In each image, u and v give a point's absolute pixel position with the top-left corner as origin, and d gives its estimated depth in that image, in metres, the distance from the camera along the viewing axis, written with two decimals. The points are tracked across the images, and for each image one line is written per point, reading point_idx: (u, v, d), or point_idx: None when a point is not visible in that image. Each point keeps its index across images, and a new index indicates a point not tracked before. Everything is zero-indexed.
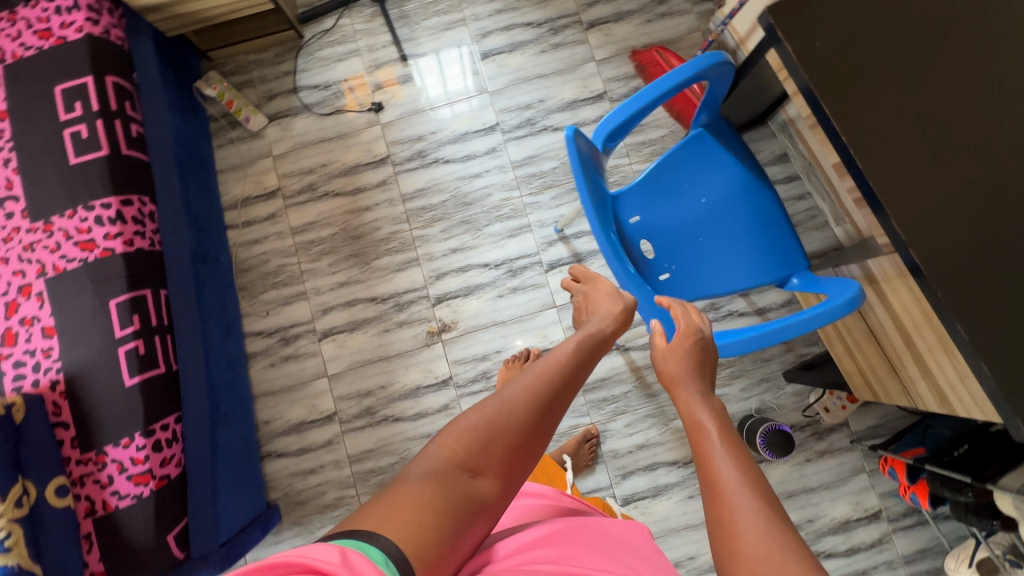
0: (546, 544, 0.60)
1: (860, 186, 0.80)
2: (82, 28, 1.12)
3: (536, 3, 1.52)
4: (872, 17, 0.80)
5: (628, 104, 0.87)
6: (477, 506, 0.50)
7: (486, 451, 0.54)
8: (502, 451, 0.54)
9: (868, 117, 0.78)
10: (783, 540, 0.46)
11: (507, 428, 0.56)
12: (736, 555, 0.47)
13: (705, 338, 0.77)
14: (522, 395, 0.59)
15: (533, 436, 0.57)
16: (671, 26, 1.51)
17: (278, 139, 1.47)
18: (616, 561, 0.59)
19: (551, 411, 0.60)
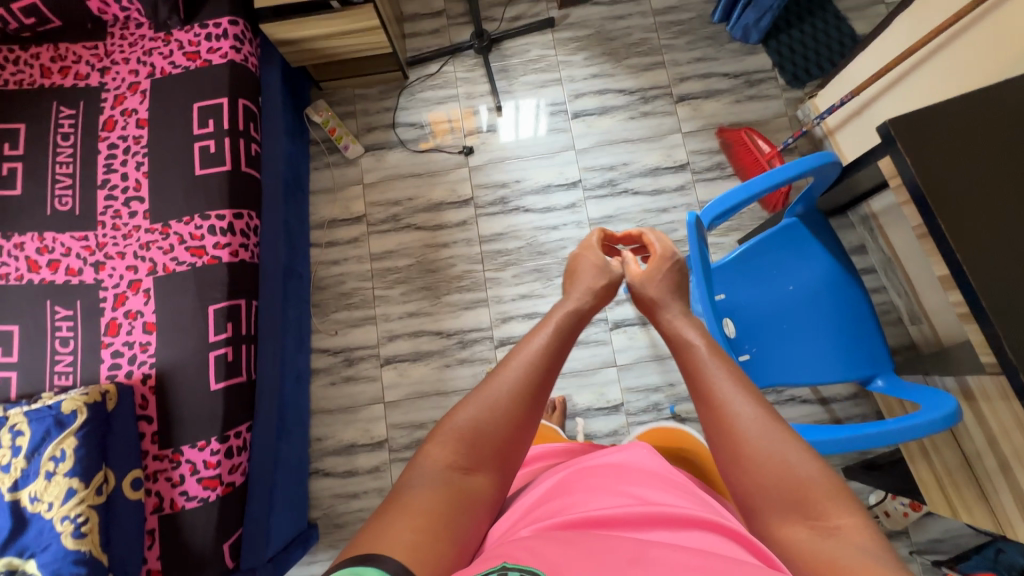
0: (549, 501, 0.62)
1: (969, 303, 0.79)
2: (226, 55, 1.22)
3: (630, 72, 1.59)
4: (993, 142, 0.82)
5: (736, 193, 0.90)
6: (475, 500, 0.59)
7: (473, 449, 0.63)
8: (488, 448, 0.63)
9: (981, 236, 0.79)
10: (774, 429, 0.61)
11: (488, 424, 0.64)
12: (741, 449, 0.61)
13: (677, 258, 0.90)
14: (498, 391, 0.67)
15: (515, 426, 0.66)
16: (759, 109, 1.56)
17: (370, 168, 1.55)
18: (618, 497, 0.60)
19: (532, 397, 0.68)
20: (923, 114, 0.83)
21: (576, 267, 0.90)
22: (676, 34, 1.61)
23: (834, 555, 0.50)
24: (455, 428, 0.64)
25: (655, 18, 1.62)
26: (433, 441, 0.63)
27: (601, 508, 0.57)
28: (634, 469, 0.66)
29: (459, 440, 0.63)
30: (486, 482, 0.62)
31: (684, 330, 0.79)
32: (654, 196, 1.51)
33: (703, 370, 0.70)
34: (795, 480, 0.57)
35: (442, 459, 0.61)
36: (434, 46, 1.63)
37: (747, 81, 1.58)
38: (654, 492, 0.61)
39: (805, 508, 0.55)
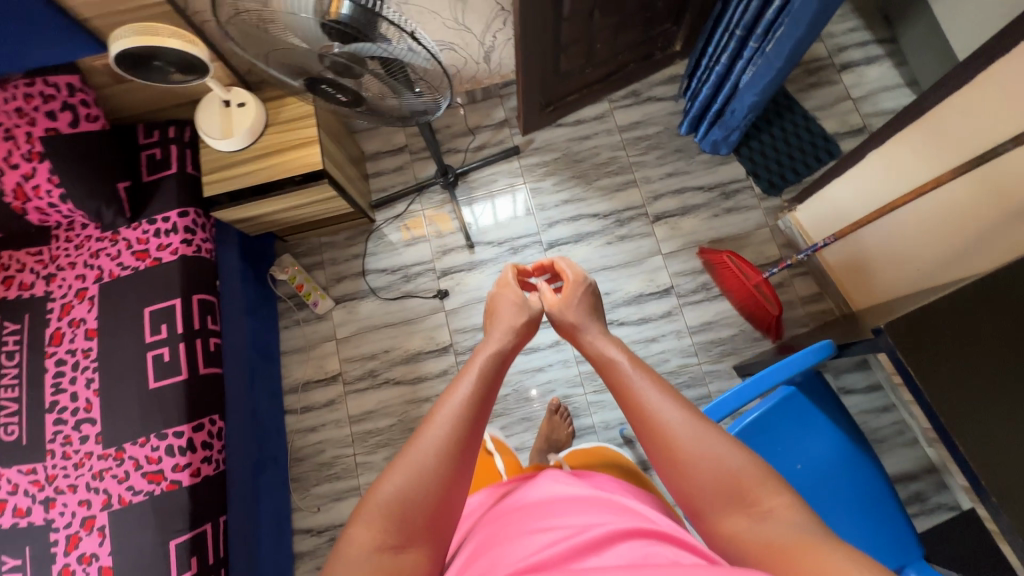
0: (479, 558, 0.59)
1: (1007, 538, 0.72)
2: (177, 250, 1.16)
3: (602, 194, 1.55)
4: (1008, 340, 0.75)
5: (729, 399, 0.86)
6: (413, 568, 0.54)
7: (405, 520, 0.57)
8: (422, 511, 0.58)
9: (1007, 454, 0.72)
10: (703, 432, 0.64)
11: (421, 485, 0.59)
12: (677, 457, 0.63)
13: (586, 283, 0.92)
14: (422, 446, 0.61)
15: (447, 480, 0.60)
16: (738, 221, 1.51)
17: (342, 321, 1.49)
18: (549, 533, 0.59)
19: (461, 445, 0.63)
20: (924, 313, 0.77)
21: (494, 308, 0.89)
22: (644, 149, 1.58)
23: (771, 539, 0.55)
24: (376, 500, 0.58)
25: (621, 135, 1.59)
26: (354, 520, 0.57)
27: (530, 542, 0.59)
28: (557, 501, 0.66)
29: (384, 512, 0.57)
30: (422, 552, 0.57)
31: (605, 348, 0.80)
32: (640, 326, 1.44)
33: (630, 387, 0.71)
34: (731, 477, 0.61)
35: (369, 535, 0.55)
36: (399, 184, 1.59)
37: (722, 193, 1.53)
38: (578, 511, 0.64)
39: (739, 500, 0.60)
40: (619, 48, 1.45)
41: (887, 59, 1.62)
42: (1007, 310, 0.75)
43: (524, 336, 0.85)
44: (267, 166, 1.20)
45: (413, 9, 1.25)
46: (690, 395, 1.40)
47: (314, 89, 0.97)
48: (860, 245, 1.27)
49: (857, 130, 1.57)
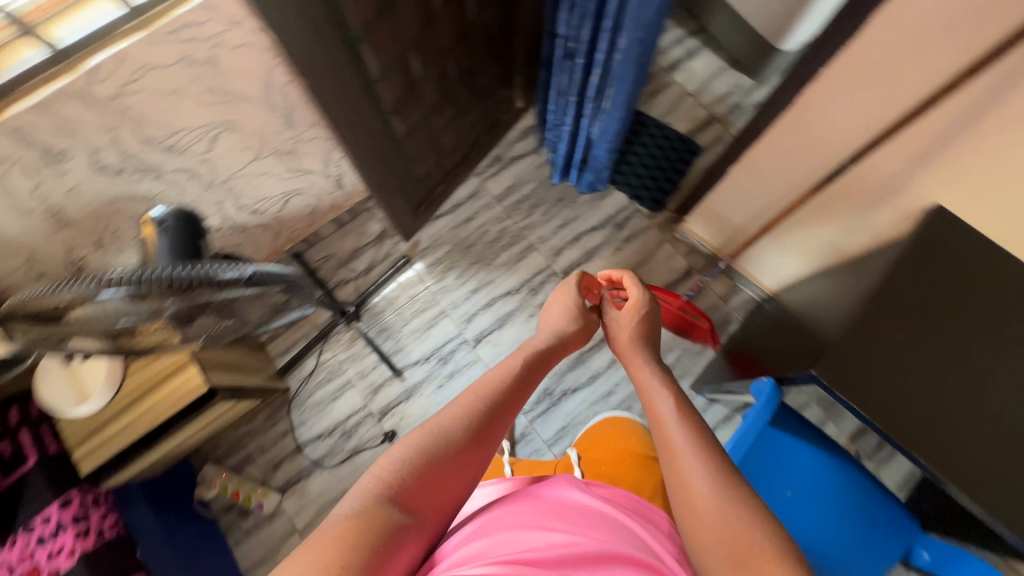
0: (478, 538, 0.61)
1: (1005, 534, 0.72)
2: (74, 548, 0.97)
3: (506, 269, 1.52)
4: (918, 342, 0.80)
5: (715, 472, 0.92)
6: (415, 525, 0.56)
7: (419, 486, 0.59)
8: (430, 482, 0.59)
9: (965, 449, 0.74)
10: (730, 483, 0.63)
11: (437, 457, 0.61)
12: (695, 506, 0.63)
13: (652, 306, 0.97)
14: (449, 429, 0.65)
15: (464, 463, 0.63)
16: (639, 247, 1.54)
17: (297, 509, 1.35)
18: (553, 539, 0.60)
19: (483, 437, 0.67)
20: (843, 347, 0.81)
21: (549, 310, 0.97)
22: (528, 210, 1.57)
23: None
24: (402, 450, 0.62)
25: (501, 205, 1.57)
26: (377, 465, 0.60)
27: (531, 549, 0.58)
28: (570, 507, 0.68)
29: (403, 466, 0.59)
30: (421, 522, 0.57)
31: (649, 378, 0.85)
32: (592, 384, 1.43)
33: (666, 431, 0.73)
34: (740, 528, 0.57)
35: (381, 482, 0.57)
36: (301, 339, 1.48)
37: (615, 226, 1.55)
38: (585, 529, 0.63)
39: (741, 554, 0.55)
40: (466, 130, 1.42)
41: (705, 48, 1.71)
42: (896, 315, 0.81)
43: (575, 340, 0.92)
44: (142, 412, 1.04)
45: (241, 179, 1.14)
46: None
47: (121, 343, 0.81)
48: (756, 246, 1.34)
49: (706, 121, 1.64)
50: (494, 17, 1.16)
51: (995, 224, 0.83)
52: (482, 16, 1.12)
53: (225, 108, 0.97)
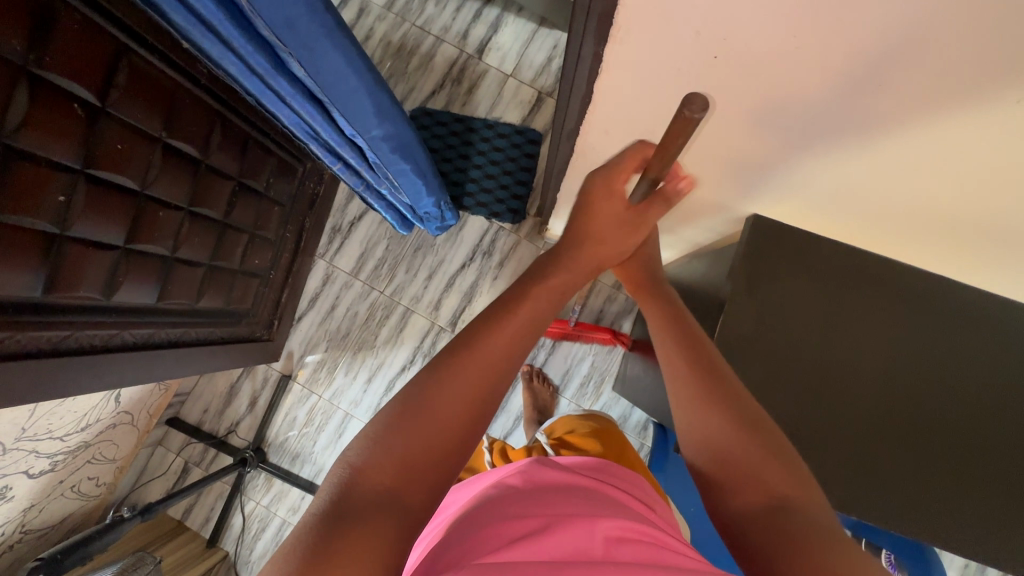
0: (456, 546, 0.50)
1: (892, 527, 0.74)
2: None
3: (393, 343, 1.41)
4: (774, 377, 0.75)
5: None
6: (391, 511, 0.42)
7: (400, 471, 0.44)
8: (413, 464, 0.45)
9: (834, 465, 0.74)
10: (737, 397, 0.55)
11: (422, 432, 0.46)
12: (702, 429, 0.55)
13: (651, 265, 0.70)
14: (437, 393, 0.48)
15: (457, 436, 0.48)
16: (517, 265, 1.42)
17: None
18: (546, 517, 0.51)
19: (482, 402, 0.50)
20: None
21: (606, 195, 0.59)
22: (390, 273, 1.43)
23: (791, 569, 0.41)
24: (381, 417, 0.47)
25: (360, 279, 1.43)
26: (348, 446, 0.46)
27: (514, 541, 0.48)
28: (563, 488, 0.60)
29: (381, 447, 0.45)
30: (415, 492, 0.44)
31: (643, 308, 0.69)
32: (520, 426, 1.40)
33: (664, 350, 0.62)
34: (765, 464, 0.49)
35: (352, 472, 0.44)
36: (217, 500, 1.38)
37: (483, 253, 1.43)
38: (585, 508, 0.55)
39: (756, 489, 0.48)
40: (280, 228, 1.24)
41: (507, 14, 1.49)
42: (749, 356, 0.75)
43: (630, 233, 0.61)
44: None
45: (40, 421, 0.98)
46: None
47: None
48: None
49: (536, 101, 1.47)
50: (228, 126, 0.96)
51: (817, 223, 0.75)
52: (213, 138, 0.92)
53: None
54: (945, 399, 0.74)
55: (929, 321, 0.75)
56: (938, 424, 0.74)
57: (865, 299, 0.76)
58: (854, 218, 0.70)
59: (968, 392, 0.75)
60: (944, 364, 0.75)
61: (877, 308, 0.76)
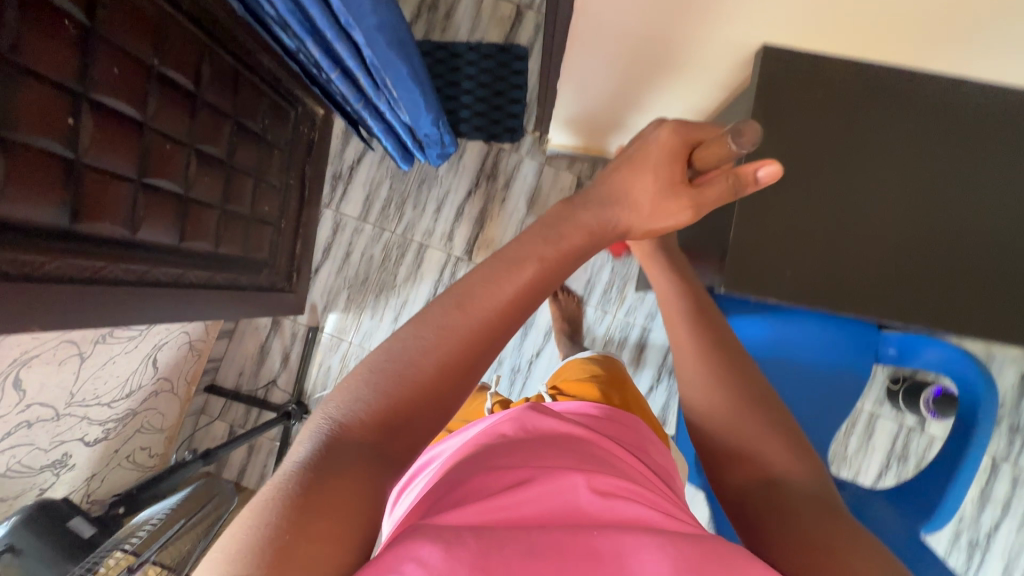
0: (449, 491, 0.49)
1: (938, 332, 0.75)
2: None
3: (413, 279, 1.41)
4: (805, 206, 0.75)
5: None
6: (377, 473, 0.41)
7: (383, 429, 0.43)
8: (397, 424, 0.43)
9: (873, 281, 0.74)
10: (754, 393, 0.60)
11: (404, 394, 0.44)
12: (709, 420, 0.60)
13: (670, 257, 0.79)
14: (420, 356, 0.46)
15: (486, 336, 0.49)
16: (523, 185, 1.42)
17: None
18: (543, 465, 0.51)
19: (468, 364, 0.48)
20: (744, 244, 0.75)
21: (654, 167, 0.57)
22: (398, 212, 1.42)
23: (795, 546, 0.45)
24: None
25: (370, 223, 1.42)
26: None
27: (514, 486, 0.47)
28: (556, 437, 0.59)
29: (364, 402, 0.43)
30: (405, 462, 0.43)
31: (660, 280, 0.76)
32: (550, 340, 1.43)
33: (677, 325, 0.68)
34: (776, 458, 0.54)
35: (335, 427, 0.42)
36: (269, 457, 1.41)
37: (488, 177, 1.42)
38: (578, 459, 0.54)
39: (745, 463, 0.55)
40: (283, 175, 1.22)
41: None
42: (778, 189, 0.75)
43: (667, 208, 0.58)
44: None
45: (86, 385, 1.00)
46: (635, 340, 1.43)
47: None
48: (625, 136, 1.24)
49: (517, 15, 1.43)
50: (216, 62, 0.94)
51: (832, 41, 0.73)
52: (203, 73, 0.90)
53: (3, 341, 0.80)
54: (983, 199, 0.74)
55: (960, 123, 0.73)
56: (978, 224, 0.73)
57: (890, 114, 0.75)
58: (870, 24, 0.68)
59: (1006, 190, 0.74)
60: (977, 167, 0.74)
61: (904, 120, 0.74)
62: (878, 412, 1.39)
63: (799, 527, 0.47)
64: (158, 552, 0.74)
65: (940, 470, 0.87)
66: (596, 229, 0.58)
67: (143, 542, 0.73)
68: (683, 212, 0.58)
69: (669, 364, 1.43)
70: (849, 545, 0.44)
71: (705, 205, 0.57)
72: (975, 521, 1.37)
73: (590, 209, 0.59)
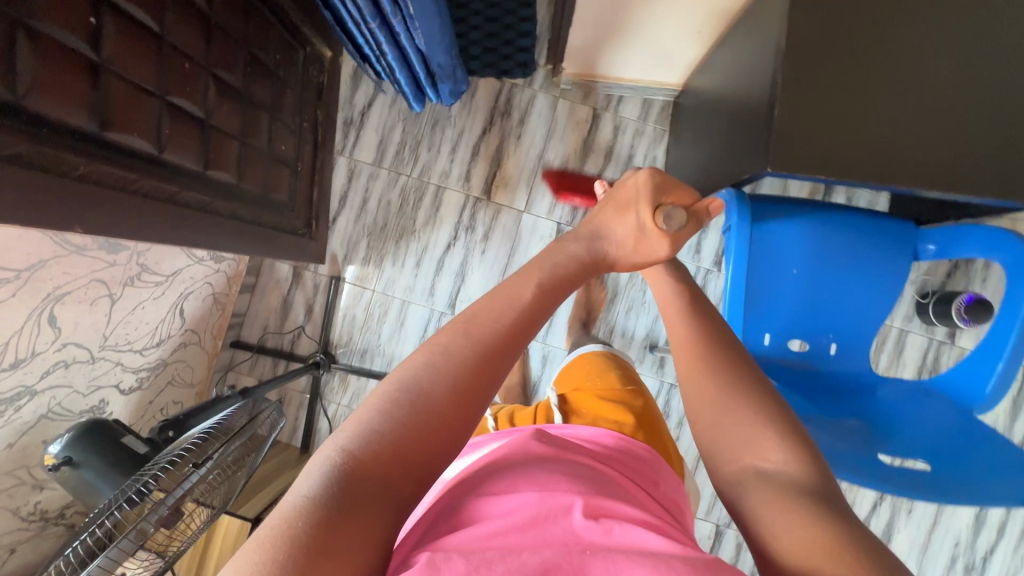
0: (458, 513, 0.51)
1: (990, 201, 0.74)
2: None
3: (432, 223, 1.40)
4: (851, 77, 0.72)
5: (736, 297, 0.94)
6: (391, 486, 0.45)
7: (397, 446, 0.47)
8: (419, 441, 0.48)
9: (924, 152, 0.72)
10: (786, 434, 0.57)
11: (417, 416, 0.48)
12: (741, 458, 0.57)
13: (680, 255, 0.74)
14: (433, 378, 0.51)
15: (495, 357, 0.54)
16: (538, 120, 1.39)
17: None
18: (547, 487, 0.53)
19: (475, 397, 0.51)
20: (790, 121, 0.72)
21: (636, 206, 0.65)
22: (412, 155, 1.40)
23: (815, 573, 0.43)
24: None
25: (385, 167, 1.40)
26: None
27: (518, 512, 0.49)
28: (562, 457, 0.61)
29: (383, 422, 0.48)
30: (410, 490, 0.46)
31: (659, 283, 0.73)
32: None
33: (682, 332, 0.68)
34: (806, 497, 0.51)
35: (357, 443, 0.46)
36: (300, 409, 1.41)
37: (502, 114, 1.39)
38: (584, 480, 0.56)
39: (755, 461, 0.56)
40: (296, 117, 1.20)
41: None
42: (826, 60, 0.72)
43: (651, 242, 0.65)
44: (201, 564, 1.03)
45: (118, 329, 0.99)
46: None
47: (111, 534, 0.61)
48: (643, 55, 1.21)
49: None
50: None
51: None
52: None
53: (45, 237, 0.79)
54: None
55: None
56: None
57: None
58: None
59: None
60: None
61: None
62: (907, 328, 1.38)
63: (799, 528, 0.47)
64: (209, 459, 0.72)
65: (989, 350, 0.85)
66: (586, 258, 0.65)
67: (193, 453, 0.71)
68: (663, 243, 0.65)
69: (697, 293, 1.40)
70: (828, 544, 0.44)
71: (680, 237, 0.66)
72: (1008, 428, 1.37)
73: (581, 240, 0.66)
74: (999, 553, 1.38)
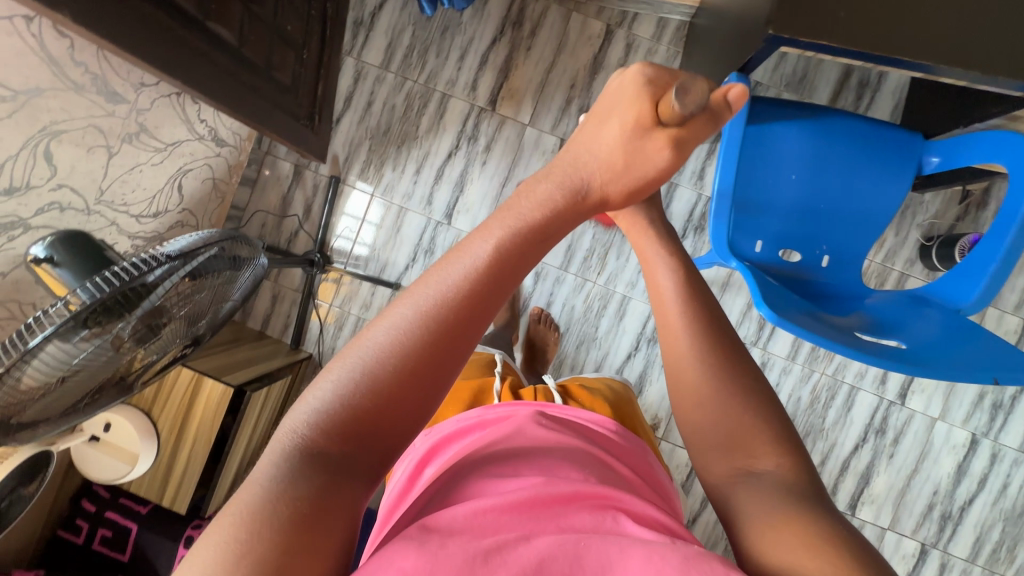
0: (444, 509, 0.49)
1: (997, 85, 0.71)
2: None
3: (435, 131, 1.39)
4: None
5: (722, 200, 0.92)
6: (352, 488, 0.37)
7: (356, 441, 0.38)
8: (398, 404, 0.39)
9: (935, 24, 0.70)
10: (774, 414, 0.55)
11: (373, 402, 0.39)
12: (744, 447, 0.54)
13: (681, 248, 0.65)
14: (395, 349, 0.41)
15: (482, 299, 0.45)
16: (550, 32, 1.37)
17: None
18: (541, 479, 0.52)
19: (461, 344, 0.43)
20: None
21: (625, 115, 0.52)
22: (420, 60, 1.38)
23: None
24: None
25: (392, 71, 1.39)
26: None
27: (511, 498, 0.48)
28: (544, 449, 0.59)
29: (331, 411, 0.38)
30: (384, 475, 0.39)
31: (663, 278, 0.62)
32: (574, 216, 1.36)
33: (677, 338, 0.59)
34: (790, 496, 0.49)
35: (302, 444, 0.37)
36: (293, 306, 1.43)
37: (515, 24, 1.37)
38: (573, 471, 0.54)
39: (740, 456, 0.54)
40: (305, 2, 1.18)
41: None
42: None
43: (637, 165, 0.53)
44: (180, 427, 1.06)
45: (114, 186, 1.00)
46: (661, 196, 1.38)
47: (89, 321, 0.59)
48: None
49: None
50: None
51: None
52: None
53: (35, 33, 0.77)
54: None
55: None
56: None
57: None
58: None
59: None
60: None
61: None
62: (908, 272, 1.36)
63: (783, 534, 0.46)
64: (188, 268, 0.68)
65: (984, 250, 0.84)
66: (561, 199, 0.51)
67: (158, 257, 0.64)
68: (664, 152, 0.53)
69: (698, 220, 1.38)
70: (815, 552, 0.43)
71: (688, 140, 0.54)
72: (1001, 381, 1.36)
73: (554, 179, 0.52)
74: (978, 504, 1.37)
